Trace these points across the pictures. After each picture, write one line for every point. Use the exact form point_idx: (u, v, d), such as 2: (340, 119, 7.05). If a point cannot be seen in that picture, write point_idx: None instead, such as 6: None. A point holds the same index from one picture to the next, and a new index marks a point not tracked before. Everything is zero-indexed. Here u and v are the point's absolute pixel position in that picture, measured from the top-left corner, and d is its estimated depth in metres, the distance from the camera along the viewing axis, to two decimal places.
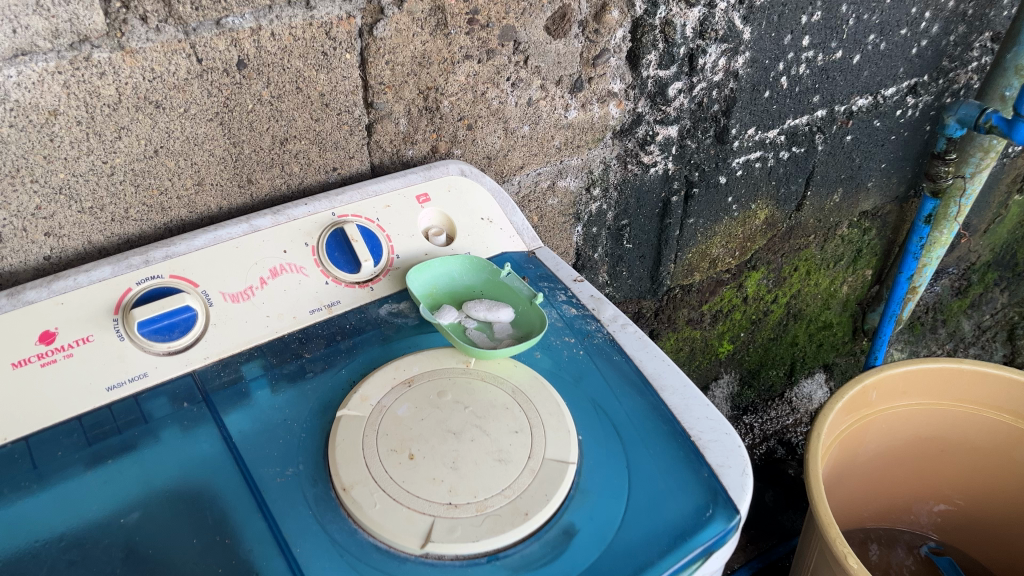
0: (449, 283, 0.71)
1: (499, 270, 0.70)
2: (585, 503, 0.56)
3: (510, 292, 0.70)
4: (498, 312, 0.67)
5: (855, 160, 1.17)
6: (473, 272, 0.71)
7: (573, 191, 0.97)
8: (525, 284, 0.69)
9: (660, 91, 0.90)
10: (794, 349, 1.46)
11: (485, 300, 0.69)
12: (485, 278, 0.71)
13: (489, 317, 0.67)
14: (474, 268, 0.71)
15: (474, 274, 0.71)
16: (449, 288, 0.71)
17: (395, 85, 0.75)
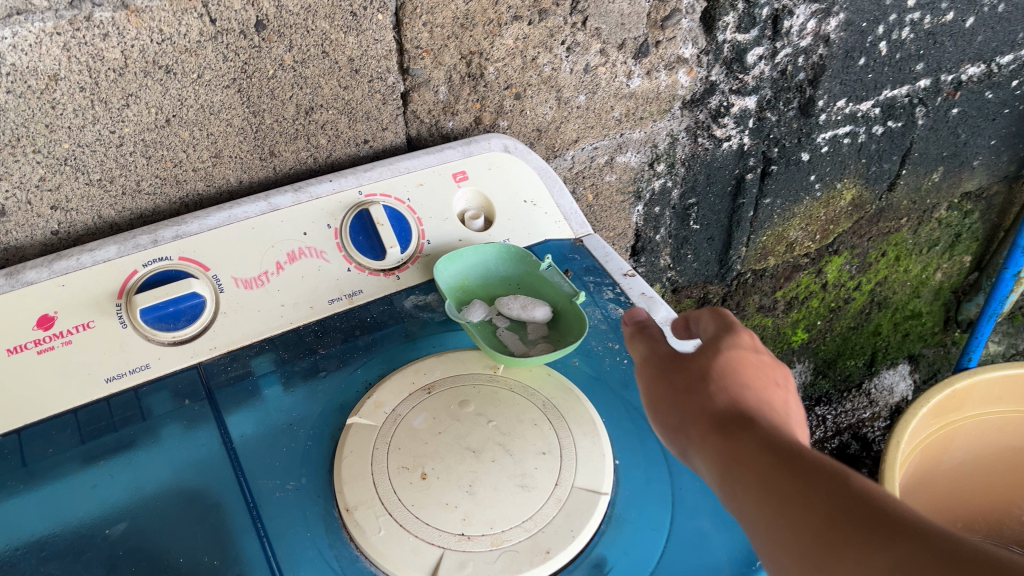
0: (482, 273, 0.65)
1: (539, 262, 0.64)
2: (618, 541, 0.49)
3: (549, 289, 0.63)
4: (535, 310, 0.61)
5: (961, 136, 1.04)
6: (510, 263, 0.65)
7: (635, 167, 0.88)
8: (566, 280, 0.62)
9: (738, 57, 0.80)
10: (877, 338, 1.34)
11: (522, 297, 0.62)
12: (523, 270, 0.65)
13: (524, 315, 0.61)
14: (512, 258, 0.65)
15: (512, 265, 0.65)
16: (482, 278, 0.65)
17: (434, 50, 0.67)
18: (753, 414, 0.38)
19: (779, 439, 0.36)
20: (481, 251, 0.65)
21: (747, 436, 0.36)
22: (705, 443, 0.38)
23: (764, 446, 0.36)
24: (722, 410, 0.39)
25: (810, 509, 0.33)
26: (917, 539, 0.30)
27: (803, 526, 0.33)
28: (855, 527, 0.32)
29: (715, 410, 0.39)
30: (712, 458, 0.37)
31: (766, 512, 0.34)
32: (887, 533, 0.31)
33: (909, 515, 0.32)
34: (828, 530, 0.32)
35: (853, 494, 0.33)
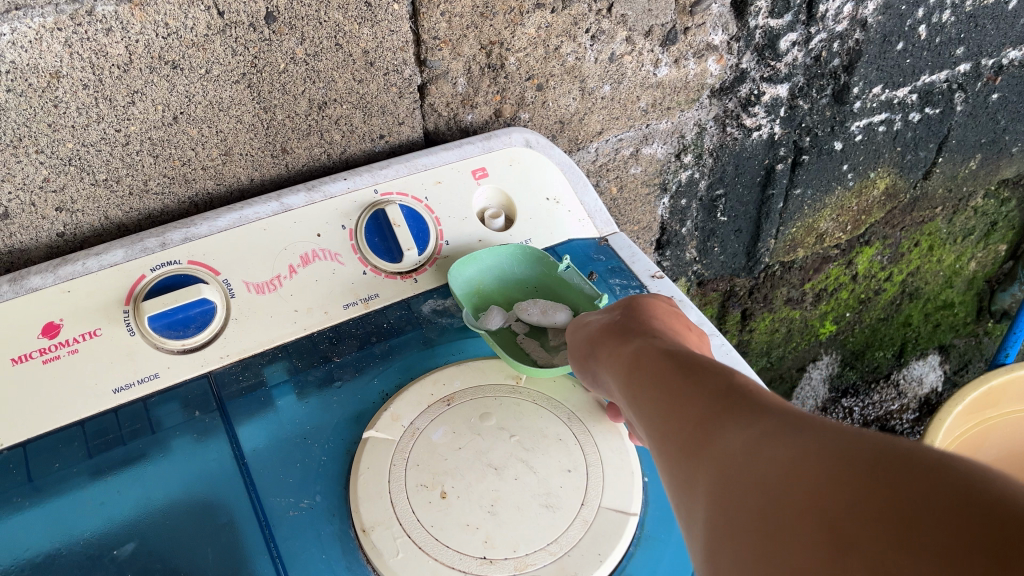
0: (498, 276, 0.62)
1: (555, 263, 0.61)
2: (648, 564, 0.47)
3: (570, 290, 0.60)
4: (555, 314, 0.58)
5: (1001, 122, 1.00)
6: (527, 263, 0.62)
7: (661, 159, 0.85)
8: (586, 281, 0.59)
9: (771, 43, 0.76)
10: (907, 330, 1.30)
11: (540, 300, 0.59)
12: (540, 271, 0.62)
13: (543, 320, 0.58)
14: (527, 259, 0.62)
15: (528, 266, 0.62)
16: (496, 281, 0.62)
17: (453, 40, 0.64)
18: (661, 346, 0.43)
19: (676, 359, 0.40)
20: (495, 253, 0.61)
21: (648, 345, 0.43)
22: (620, 375, 0.43)
23: (659, 349, 0.42)
24: (633, 349, 0.43)
25: (691, 409, 0.36)
26: (771, 415, 0.33)
27: (686, 425, 0.36)
28: (723, 417, 0.34)
29: (631, 332, 0.46)
30: (620, 365, 0.43)
31: (664, 427, 0.37)
32: (748, 414, 0.33)
33: (774, 400, 0.34)
34: (701, 421, 0.35)
35: (729, 393, 0.35)
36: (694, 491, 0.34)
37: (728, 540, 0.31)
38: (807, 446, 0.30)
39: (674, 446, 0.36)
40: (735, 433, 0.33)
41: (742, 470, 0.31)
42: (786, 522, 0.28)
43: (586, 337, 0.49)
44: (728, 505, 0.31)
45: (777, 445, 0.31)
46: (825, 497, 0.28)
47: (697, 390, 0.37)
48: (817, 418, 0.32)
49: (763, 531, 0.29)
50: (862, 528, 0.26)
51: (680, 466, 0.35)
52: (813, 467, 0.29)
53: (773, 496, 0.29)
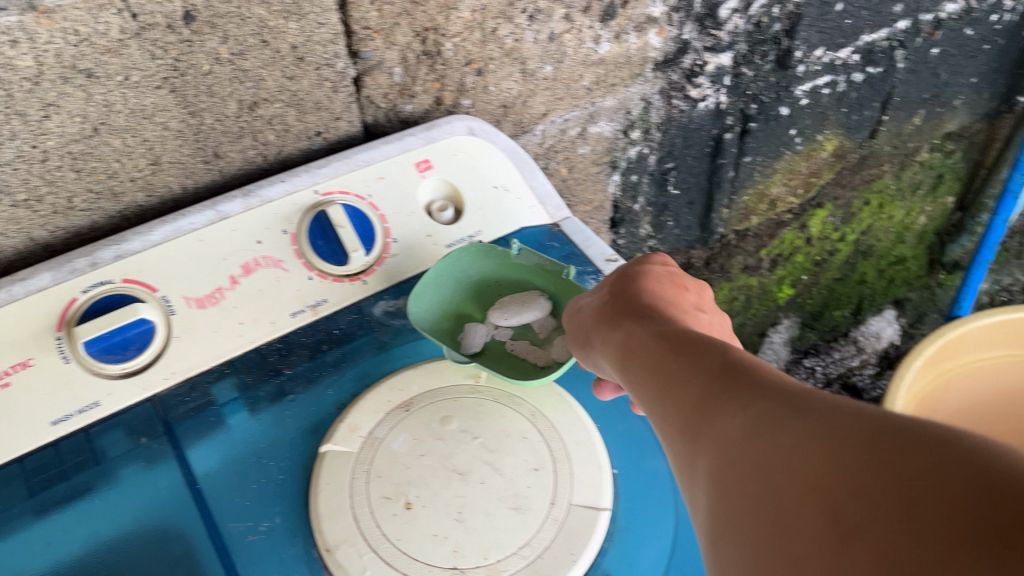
0: (455, 284, 0.59)
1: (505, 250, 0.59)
2: (622, 558, 0.46)
3: (533, 271, 0.59)
4: (529, 308, 0.56)
5: (942, 76, 1.00)
6: (477, 260, 0.59)
7: (609, 137, 0.83)
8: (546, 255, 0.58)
9: (711, 13, 0.75)
10: (862, 287, 1.31)
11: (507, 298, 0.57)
12: (493, 263, 0.59)
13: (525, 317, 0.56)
14: (474, 256, 0.59)
15: (476, 263, 0.59)
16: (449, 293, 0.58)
17: (385, 29, 0.61)
18: (654, 327, 0.43)
19: (675, 344, 0.40)
20: (444, 264, 0.57)
21: (647, 330, 0.43)
22: (620, 363, 0.44)
23: (657, 334, 0.42)
24: (627, 335, 0.44)
25: (692, 397, 0.37)
26: (774, 402, 0.33)
27: (686, 408, 0.37)
28: (723, 399, 0.35)
29: (625, 314, 0.46)
30: (619, 353, 0.44)
31: (667, 416, 0.38)
32: (748, 397, 0.34)
33: (775, 384, 0.34)
34: (701, 404, 0.36)
35: (732, 379, 0.36)
36: (695, 473, 0.35)
37: (731, 524, 0.31)
38: (810, 429, 0.30)
39: (675, 429, 0.37)
40: (737, 416, 0.34)
41: (743, 454, 0.32)
42: (791, 508, 0.29)
43: (578, 317, 0.50)
44: (730, 488, 0.32)
45: (780, 428, 0.31)
46: (829, 481, 0.28)
47: (694, 372, 0.38)
48: (820, 400, 0.32)
49: (768, 517, 0.30)
50: (867, 514, 0.26)
51: (685, 452, 0.36)
52: (818, 453, 0.29)
53: (780, 484, 0.30)
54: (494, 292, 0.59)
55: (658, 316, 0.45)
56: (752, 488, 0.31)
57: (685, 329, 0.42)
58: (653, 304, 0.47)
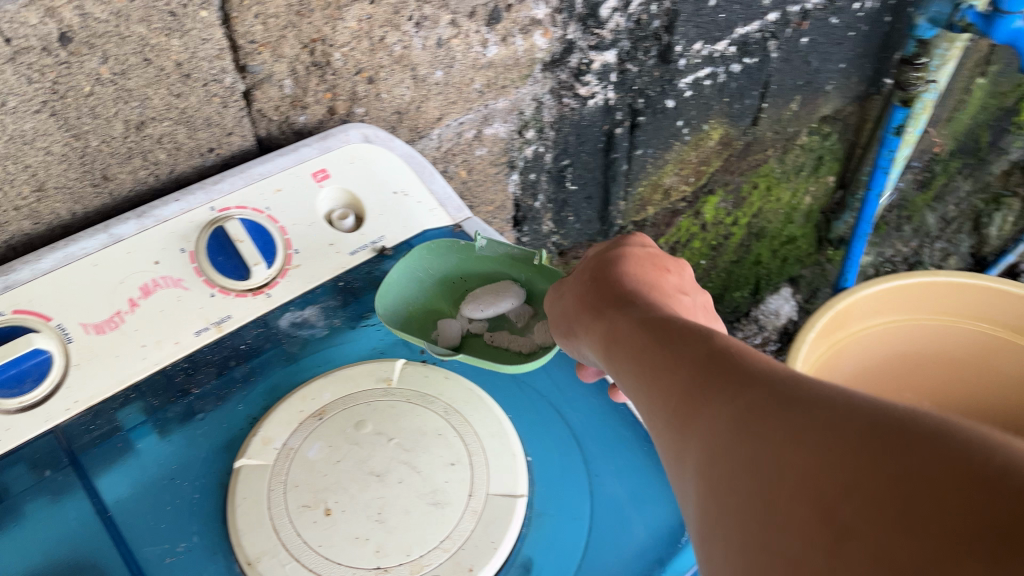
0: (423, 282, 0.61)
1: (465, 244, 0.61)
2: (541, 540, 0.48)
3: (495, 262, 0.61)
4: (500, 300, 0.58)
5: (812, 63, 1.06)
6: (441, 256, 0.61)
7: (504, 137, 0.85)
8: (511, 244, 0.60)
9: (592, 13, 0.77)
10: (759, 268, 1.39)
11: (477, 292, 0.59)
12: (456, 258, 0.62)
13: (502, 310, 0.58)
14: (437, 254, 0.61)
15: (442, 259, 0.61)
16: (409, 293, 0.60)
17: (271, 42, 0.61)
18: (640, 312, 0.44)
19: (663, 337, 0.40)
20: (406, 263, 0.60)
21: (629, 315, 0.45)
22: (603, 348, 0.45)
23: (639, 322, 0.43)
24: (609, 321, 0.46)
25: (678, 388, 0.36)
26: (763, 393, 0.32)
27: (675, 402, 0.36)
28: (711, 390, 0.34)
29: (608, 299, 0.48)
30: (603, 339, 0.45)
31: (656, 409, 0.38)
32: (739, 388, 0.33)
33: (763, 375, 0.33)
34: (691, 397, 0.35)
35: (719, 371, 0.35)
36: (686, 466, 0.34)
37: (721, 518, 0.30)
38: (804, 421, 0.29)
39: (665, 422, 0.37)
40: (727, 407, 0.33)
41: (735, 447, 0.31)
42: (783, 500, 0.28)
43: (562, 299, 0.52)
44: (721, 482, 0.31)
45: (773, 421, 0.30)
46: (824, 476, 0.27)
47: (683, 365, 0.37)
48: (812, 392, 0.31)
49: (758, 511, 0.29)
50: (864, 511, 0.25)
51: (671, 446, 0.35)
52: (807, 444, 0.28)
53: (768, 477, 0.29)
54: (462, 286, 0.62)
55: (644, 300, 0.46)
56: (744, 481, 0.30)
57: (673, 318, 0.42)
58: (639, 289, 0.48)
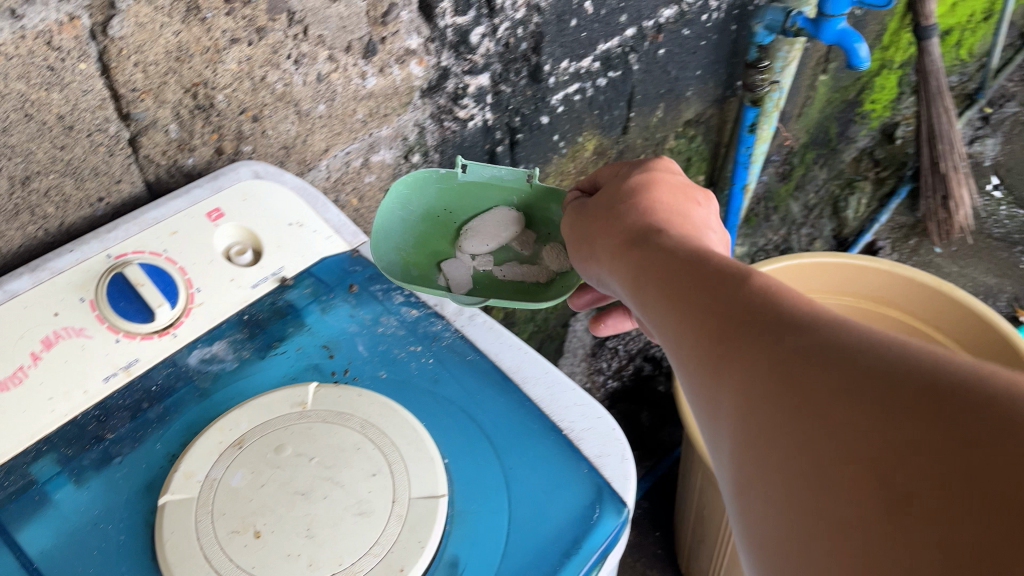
0: (420, 216, 0.75)
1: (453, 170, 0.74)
2: (465, 534, 0.51)
3: (474, 187, 0.76)
4: (494, 232, 0.73)
5: (671, 72, 1.14)
6: (425, 188, 0.75)
7: (391, 163, 0.88)
8: (490, 170, 0.74)
9: (463, 40, 0.82)
10: None
11: (476, 225, 0.74)
12: (439, 187, 0.75)
13: (501, 241, 0.74)
14: (422, 188, 0.74)
15: (426, 191, 0.75)
16: (405, 217, 0.74)
17: (153, 89, 0.63)
18: (657, 253, 0.48)
19: (687, 289, 0.43)
20: (399, 203, 0.73)
21: (651, 256, 0.48)
22: (630, 291, 0.49)
23: (661, 268, 0.46)
24: (636, 259, 0.49)
25: (705, 341, 0.40)
26: (801, 349, 0.34)
27: (705, 347, 0.40)
28: (742, 340, 0.37)
29: (633, 239, 0.51)
30: (629, 281, 0.49)
31: (686, 357, 0.41)
32: (773, 335, 0.36)
33: (797, 324, 0.36)
34: (721, 351, 0.38)
35: (750, 323, 0.38)
36: (722, 407, 0.38)
37: (768, 464, 0.34)
38: (843, 373, 0.32)
39: (693, 370, 0.40)
40: (764, 352, 0.36)
41: (776, 398, 0.34)
42: (832, 450, 0.31)
43: (581, 229, 0.58)
44: (760, 432, 0.35)
45: (815, 371, 0.33)
46: (873, 443, 0.30)
47: (711, 312, 0.40)
48: (851, 343, 0.33)
49: (805, 462, 0.32)
50: (915, 473, 0.28)
51: (704, 394, 0.39)
52: (855, 404, 0.31)
53: (815, 429, 0.32)
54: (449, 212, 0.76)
55: (660, 232, 0.50)
56: (790, 431, 0.33)
57: (688, 260, 0.45)
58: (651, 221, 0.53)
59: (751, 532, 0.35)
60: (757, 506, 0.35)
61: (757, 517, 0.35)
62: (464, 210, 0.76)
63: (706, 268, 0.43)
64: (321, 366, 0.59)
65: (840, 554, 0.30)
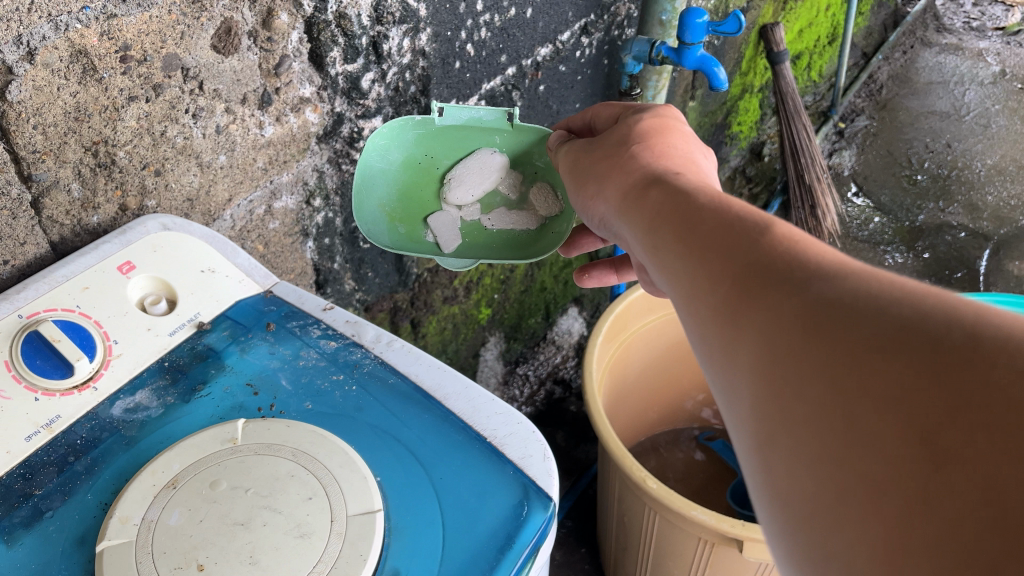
0: (401, 162, 0.82)
1: (428, 117, 0.80)
2: (405, 546, 0.53)
3: (451, 129, 0.81)
4: (473, 177, 0.81)
5: (553, 107, 1.21)
6: (404, 135, 0.81)
7: (294, 209, 0.90)
8: (463, 114, 0.79)
9: (354, 85, 0.87)
10: (545, 293, 1.51)
11: (459, 174, 0.81)
12: (417, 133, 0.81)
13: (485, 187, 0.82)
14: (400, 138, 0.81)
15: (404, 139, 0.81)
16: (388, 166, 0.82)
17: (53, 149, 0.64)
18: (666, 209, 0.47)
19: (702, 245, 0.42)
20: (381, 156, 0.80)
21: (659, 215, 0.47)
22: (644, 243, 0.48)
23: (673, 224, 0.45)
24: (649, 212, 0.49)
25: (726, 292, 0.39)
26: (833, 301, 0.34)
27: (727, 303, 0.38)
28: (767, 295, 0.36)
29: (647, 191, 0.51)
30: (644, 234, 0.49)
31: (701, 312, 0.40)
32: (804, 287, 0.35)
33: (825, 278, 0.35)
34: (743, 306, 0.37)
35: (772, 276, 0.37)
36: (744, 365, 0.37)
37: (797, 421, 0.33)
38: (885, 327, 0.32)
39: (711, 326, 0.39)
40: (793, 306, 0.35)
41: (807, 353, 0.33)
42: (868, 403, 0.31)
43: (592, 177, 0.59)
44: (787, 386, 0.34)
45: (852, 325, 0.33)
46: (914, 396, 0.30)
47: (731, 268, 0.39)
48: (889, 297, 0.33)
49: (837, 415, 0.32)
50: (957, 431, 0.28)
51: (721, 350, 0.39)
52: (892, 355, 0.31)
53: (849, 379, 0.32)
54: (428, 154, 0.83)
55: (665, 185, 0.50)
56: (823, 384, 0.33)
57: (700, 212, 0.44)
58: (659, 172, 0.52)
59: (774, 489, 0.35)
60: (781, 463, 0.34)
61: (782, 475, 0.34)
62: (442, 152, 0.83)
63: (719, 224, 0.42)
64: (247, 404, 0.61)
65: (875, 510, 0.30)
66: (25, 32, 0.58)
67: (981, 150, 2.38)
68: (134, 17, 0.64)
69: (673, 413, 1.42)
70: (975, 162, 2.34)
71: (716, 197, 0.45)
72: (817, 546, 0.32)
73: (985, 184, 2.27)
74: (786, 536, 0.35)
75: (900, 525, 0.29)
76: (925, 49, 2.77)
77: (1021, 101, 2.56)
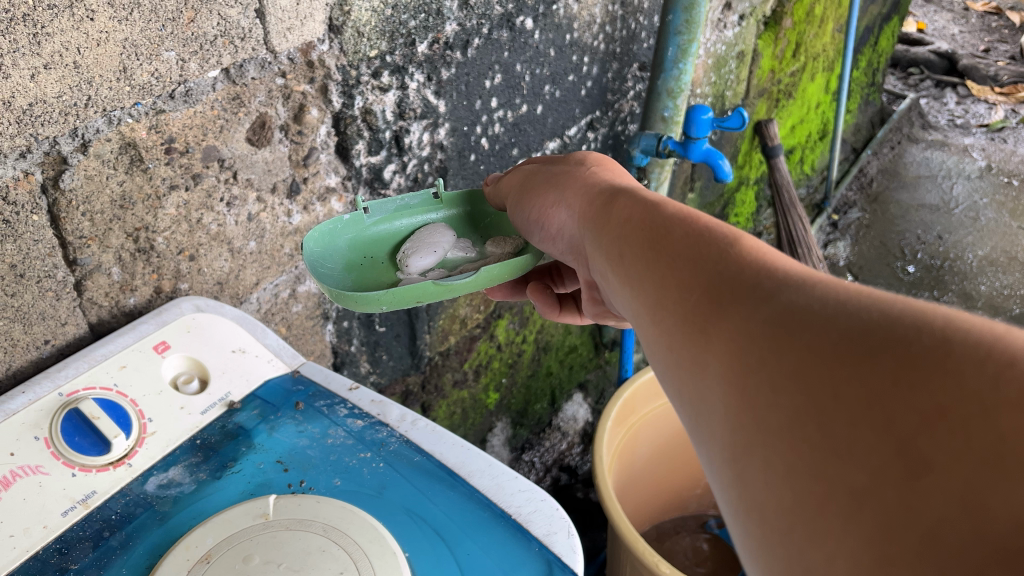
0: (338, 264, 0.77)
1: (358, 215, 0.80)
2: None
3: (381, 224, 0.81)
4: (423, 240, 0.78)
5: None
6: (331, 240, 0.78)
7: (316, 292, 0.93)
8: (387, 200, 0.81)
9: (376, 176, 0.92)
10: (550, 378, 1.53)
11: (411, 245, 0.78)
12: (348, 236, 0.79)
13: (444, 248, 0.78)
14: (328, 237, 0.77)
15: (334, 238, 0.78)
16: (331, 267, 0.76)
17: (99, 235, 0.67)
18: (640, 233, 0.49)
19: (677, 264, 0.43)
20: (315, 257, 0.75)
21: (633, 239, 0.49)
22: (618, 268, 0.50)
23: (647, 245, 0.47)
24: (622, 236, 0.50)
25: (700, 308, 0.40)
26: (800, 310, 0.35)
27: (699, 317, 0.39)
28: (736, 308, 0.37)
29: (619, 214, 0.52)
30: (616, 260, 0.50)
31: (674, 328, 0.41)
32: (774, 297, 0.36)
33: (792, 289, 0.36)
34: (715, 320, 0.38)
35: (742, 290, 0.38)
36: (718, 376, 0.37)
37: (768, 429, 0.34)
38: (850, 332, 0.33)
39: (683, 342, 0.40)
40: (764, 315, 0.36)
41: (775, 362, 0.34)
42: (839, 410, 0.31)
43: (565, 200, 0.61)
44: (757, 396, 0.35)
45: (820, 331, 0.33)
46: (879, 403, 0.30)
47: (704, 285, 0.40)
48: (855, 302, 0.34)
49: (805, 421, 0.32)
50: (931, 436, 0.29)
51: (691, 366, 0.39)
52: (858, 359, 0.31)
53: (814, 384, 0.32)
54: (366, 251, 0.80)
55: (638, 209, 0.51)
56: (795, 392, 0.33)
57: (676, 233, 0.45)
58: (630, 196, 0.53)
59: (748, 504, 0.35)
60: (755, 476, 0.34)
61: (756, 487, 0.34)
62: (378, 250, 0.81)
63: (691, 246, 0.43)
64: (276, 480, 0.62)
65: (853, 518, 0.30)
66: (81, 126, 0.62)
67: (971, 242, 2.44)
68: (181, 112, 0.69)
69: (680, 502, 1.42)
70: (966, 254, 2.40)
71: (688, 217, 0.47)
72: (795, 557, 0.32)
73: (978, 275, 2.32)
74: (764, 549, 0.34)
75: (878, 534, 0.29)
76: (912, 145, 2.88)
77: (1008, 195, 2.64)
